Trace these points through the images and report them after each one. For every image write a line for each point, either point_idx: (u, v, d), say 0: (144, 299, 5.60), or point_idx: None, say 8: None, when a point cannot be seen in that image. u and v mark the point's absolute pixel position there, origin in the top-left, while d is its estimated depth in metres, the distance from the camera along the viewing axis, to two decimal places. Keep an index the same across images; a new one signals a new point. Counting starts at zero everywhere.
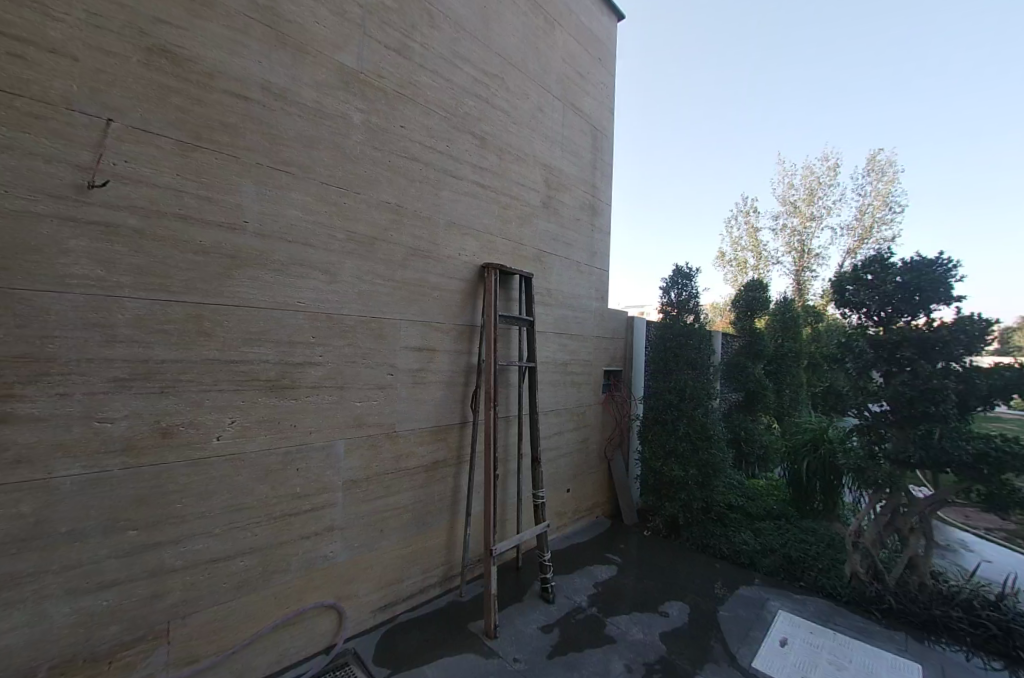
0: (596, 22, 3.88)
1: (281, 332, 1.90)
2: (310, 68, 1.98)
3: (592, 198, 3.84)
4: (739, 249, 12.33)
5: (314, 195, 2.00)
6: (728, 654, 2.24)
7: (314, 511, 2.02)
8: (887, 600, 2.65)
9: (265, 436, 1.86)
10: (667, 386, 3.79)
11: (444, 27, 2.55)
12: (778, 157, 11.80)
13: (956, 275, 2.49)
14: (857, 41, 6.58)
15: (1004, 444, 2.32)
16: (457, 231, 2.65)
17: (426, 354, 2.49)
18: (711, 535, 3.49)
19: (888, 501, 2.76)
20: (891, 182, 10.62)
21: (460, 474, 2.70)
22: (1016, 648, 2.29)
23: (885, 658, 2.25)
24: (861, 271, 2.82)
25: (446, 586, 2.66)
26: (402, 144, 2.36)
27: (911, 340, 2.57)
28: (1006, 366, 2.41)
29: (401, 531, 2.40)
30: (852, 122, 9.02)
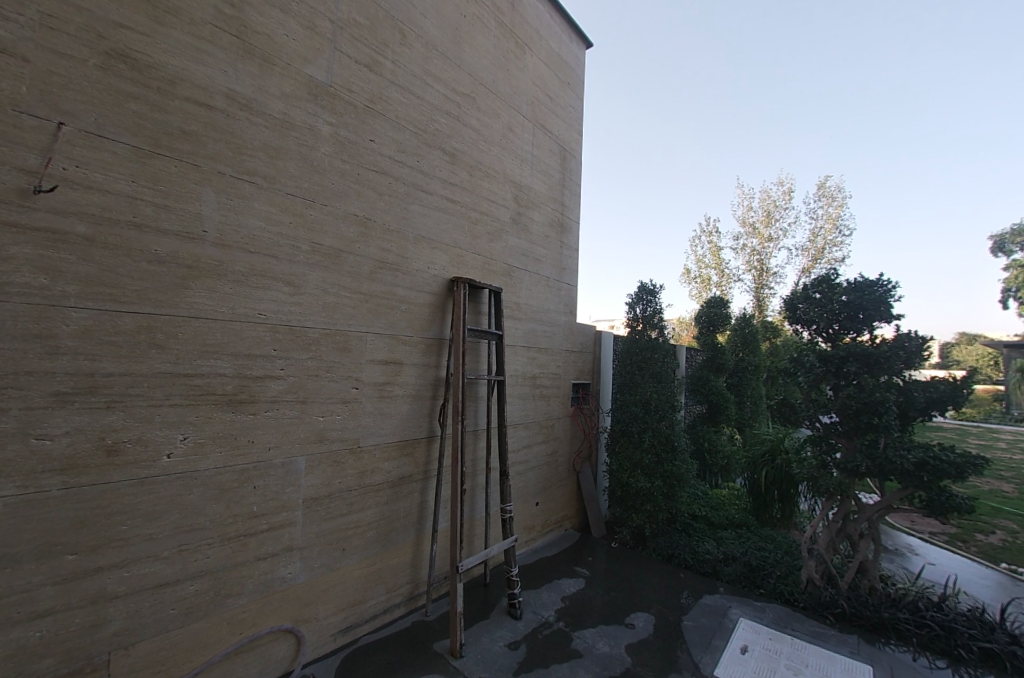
0: (565, 48, 4.05)
1: (240, 344, 1.85)
2: (277, 79, 1.98)
3: (560, 215, 3.94)
4: (704, 267, 12.81)
5: (278, 205, 1.98)
6: (692, 664, 2.27)
7: (272, 530, 1.95)
8: (840, 604, 2.75)
9: (220, 452, 1.78)
10: (633, 398, 3.87)
11: (415, 46, 2.60)
12: (738, 181, 12.44)
13: (895, 295, 2.69)
14: (809, 71, 7.03)
15: (942, 453, 2.47)
16: (426, 245, 2.66)
17: (393, 368, 2.47)
18: (677, 545, 3.54)
19: (839, 508, 2.88)
20: (841, 206, 11.42)
21: (426, 489, 2.66)
22: (957, 647, 2.43)
23: (839, 660, 2.34)
24: (810, 290, 2.99)
25: (410, 606, 2.59)
26: (371, 157, 2.37)
27: (856, 355, 2.73)
28: (941, 379, 2.61)
29: (364, 549, 2.33)
30: (806, 148, 9.67)
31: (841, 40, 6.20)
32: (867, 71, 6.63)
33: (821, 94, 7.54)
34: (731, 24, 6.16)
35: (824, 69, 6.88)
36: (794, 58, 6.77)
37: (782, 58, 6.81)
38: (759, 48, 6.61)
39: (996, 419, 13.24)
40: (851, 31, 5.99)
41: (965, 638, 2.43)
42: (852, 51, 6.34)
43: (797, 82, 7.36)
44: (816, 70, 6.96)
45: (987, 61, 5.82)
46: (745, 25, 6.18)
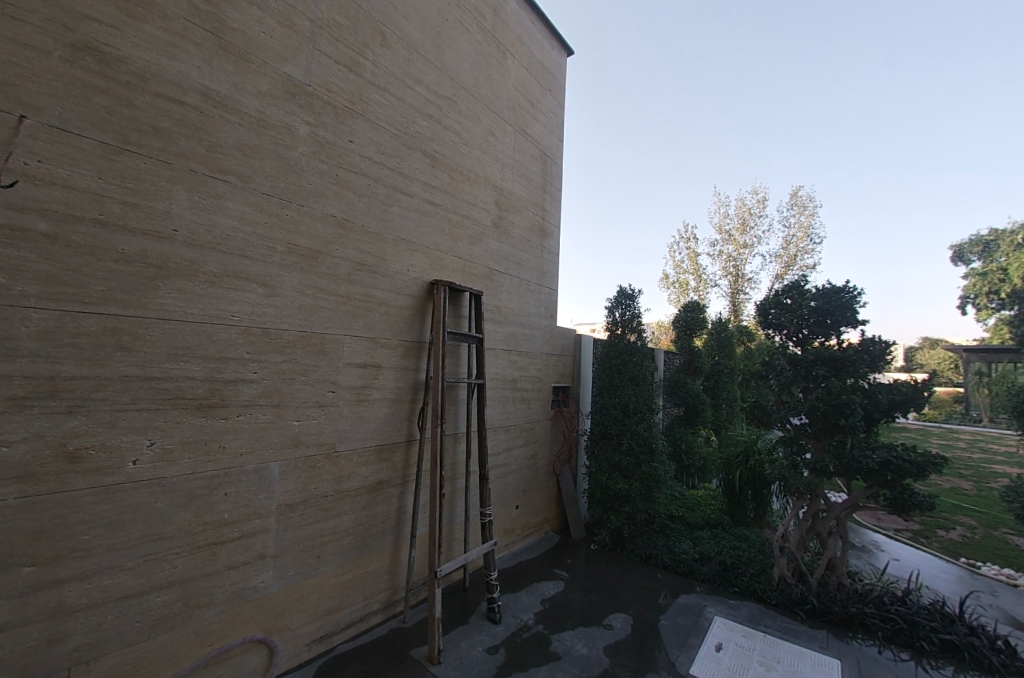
0: (546, 55, 4.09)
1: (211, 346, 1.80)
2: (253, 77, 1.94)
3: (541, 220, 3.97)
4: (682, 272, 13.07)
5: (253, 205, 1.94)
6: (669, 663, 2.30)
7: (244, 538, 1.90)
8: (810, 601, 2.83)
9: (189, 459, 1.73)
10: (612, 401, 3.91)
11: (396, 47, 2.59)
12: (715, 189, 12.75)
13: (860, 301, 2.80)
14: (782, 84, 7.26)
15: (904, 453, 2.58)
16: (406, 248, 2.65)
17: (371, 371, 2.44)
18: (654, 546, 3.59)
19: (809, 507, 2.98)
20: (812, 215, 11.83)
21: (404, 494, 2.63)
22: (919, 640, 2.53)
23: (810, 655, 2.40)
24: (781, 296, 3.09)
25: (388, 612, 2.55)
26: (350, 158, 2.35)
27: (824, 359, 2.83)
28: (903, 382, 2.73)
29: (340, 555, 2.29)
30: (779, 158, 9.99)
31: (813, 53, 6.42)
32: (837, 85, 6.86)
33: (793, 107, 7.81)
34: (709, 31, 6.30)
35: (796, 81, 7.11)
36: (768, 69, 6.98)
37: (757, 70, 7.01)
38: (736, 58, 6.80)
39: (955, 419, 13.91)
40: (822, 44, 6.20)
41: (926, 630, 2.54)
42: (823, 64, 6.55)
43: (771, 94, 7.58)
44: (789, 82, 7.19)
45: (948, 78, 6.09)
46: (722, 34, 6.34)
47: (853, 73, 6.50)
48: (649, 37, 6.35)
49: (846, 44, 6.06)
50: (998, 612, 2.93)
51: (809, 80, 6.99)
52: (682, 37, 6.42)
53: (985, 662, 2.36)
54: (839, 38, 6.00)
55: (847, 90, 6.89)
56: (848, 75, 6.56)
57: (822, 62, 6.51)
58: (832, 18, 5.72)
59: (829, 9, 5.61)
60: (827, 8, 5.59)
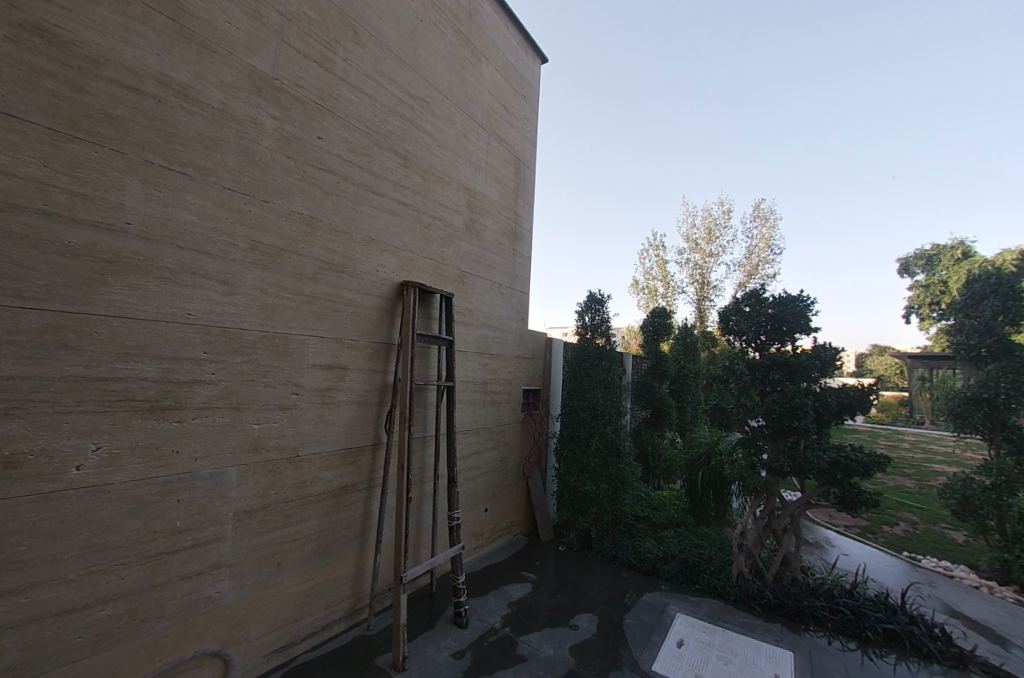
0: (520, 61, 4.14)
1: (165, 345, 1.72)
2: (216, 68, 1.87)
3: (513, 224, 4.00)
4: (651, 278, 13.42)
5: (213, 199, 1.87)
6: (633, 660, 2.35)
7: (198, 547, 1.81)
8: (766, 595, 2.96)
9: (139, 465, 1.64)
10: (581, 404, 3.97)
11: (368, 45, 2.56)
12: (683, 199, 13.18)
13: (813, 310, 2.95)
14: (746, 100, 7.60)
15: (852, 453, 2.74)
16: (375, 248, 2.61)
17: (336, 373, 2.39)
18: (620, 546, 3.66)
19: (766, 505, 3.11)
20: (773, 227, 12.41)
21: (370, 499, 2.59)
22: (865, 629, 2.68)
23: (765, 648, 2.51)
24: (741, 303, 3.23)
25: (351, 620, 2.50)
26: (319, 156, 2.30)
27: (780, 364, 2.97)
28: (851, 387, 2.90)
29: (302, 563, 2.23)
30: (743, 171, 10.43)
31: (779, 68, 6.69)
32: (798, 101, 7.18)
33: (756, 124, 8.18)
34: (680, 42, 6.54)
35: (761, 97, 7.40)
36: (736, 81, 7.23)
37: (726, 81, 7.26)
38: (708, 66, 7.02)
39: (900, 422, 14.88)
40: (785, 61, 6.51)
41: (872, 621, 2.70)
42: (788, 79, 6.82)
43: (738, 108, 7.88)
44: (753, 98, 7.49)
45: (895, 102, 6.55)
46: (696, 41, 6.52)
47: (812, 92, 6.87)
48: (624, 42, 6.46)
49: (811, 59, 6.31)
50: (936, 601, 3.15)
51: (773, 96, 7.28)
52: (657, 42, 6.55)
53: (923, 649, 2.52)
54: (805, 53, 6.26)
55: (808, 108, 7.21)
56: (811, 92, 6.85)
57: (783, 78, 6.86)
58: (800, 29, 5.94)
59: (789, 26, 5.95)
60: (788, 25, 5.93)
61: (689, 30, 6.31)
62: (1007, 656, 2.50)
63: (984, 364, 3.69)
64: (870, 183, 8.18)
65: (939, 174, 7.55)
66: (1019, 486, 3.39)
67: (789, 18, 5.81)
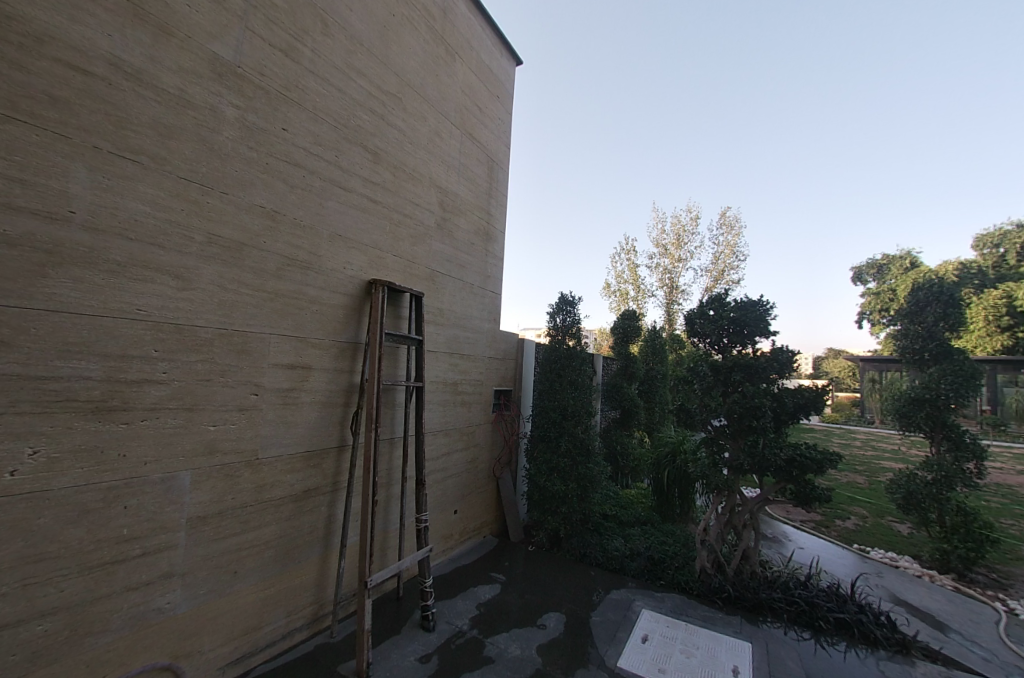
0: (495, 62, 4.14)
1: (111, 342, 1.61)
2: (173, 52, 1.78)
3: (486, 224, 3.99)
4: (623, 282, 13.68)
5: (168, 189, 1.78)
6: (599, 658, 2.38)
7: (147, 556, 1.71)
8: (727, 589, 3.07)
9: (81, 470, 1.54)
10: (552, 405, 3.99)
11: (338, 37, 2.50)
12: (654, 205, 13.52)
13: (771, 314, 3.09)
14: (715, 110, 7.89)
15: (806, 450, 2.89)
16: (342, 244, 2.55)
17: (299, 373, 2.31)
18: (588, 545, 3.71)
19: (727, 502, 3.23)
20: (738, 235, 12.90)
21: (334, 502, 2.52)
22: (817, 619, 2.82)
23: (726, 640, 2.59)
24: (705, 307, 3.33)
25: (313, 627, 2.42)
26: (284, 148, 2.23)
27: (740, 365, 3.09)
28: (806, 387, 3.02)
29: (261, 569, 2.15)
30: (711, 181, 10.80)
31: (749, 74, 6.89)
32: (765, 111, 7.44)
33: (723, 135, 8.51)
34: (655, 47, 6.75)
35: (730, 104, 7.63)
36: (708, 87, 7.42)
37: (697, 88, 7.49)
38: (679, 75, 7.25)
39: (853, 422, 15.70)
40: (752, 71, 6.84)
41: (824, 611, 2.84)
42: (759, 85, 7.03)
43: (707, 115, 8.11)
44: (722, 106, 7.72)
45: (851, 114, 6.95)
46: (670, 46, 6.73)
47: (776, 102, 7.22)
48: (601, 41, 6.51)
49: (783, 61, 6.51)
50: (882, 590, 3.34)
51: (741, 103, 7.52)
52: (635, 42, 6.60)
53: (871, 636, 2.67)
54: (775, 56, 6.46)
55: (774, 117, 7.48)
56: (780, 97, 7.07)
57: (749, 89, 7.17)
58: (773, 33, 6.13)
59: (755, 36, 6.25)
60: (754, 35, 6.23)
61: (665, 31, 6.44)
62: (945, 640, 2.68)
63: (926, 368, 3.95)
64: (833, 185, 8.53)
65: (891, 188, 7.98)
66: (956, 480, 3.66)
67: (763, 22, 5.98)
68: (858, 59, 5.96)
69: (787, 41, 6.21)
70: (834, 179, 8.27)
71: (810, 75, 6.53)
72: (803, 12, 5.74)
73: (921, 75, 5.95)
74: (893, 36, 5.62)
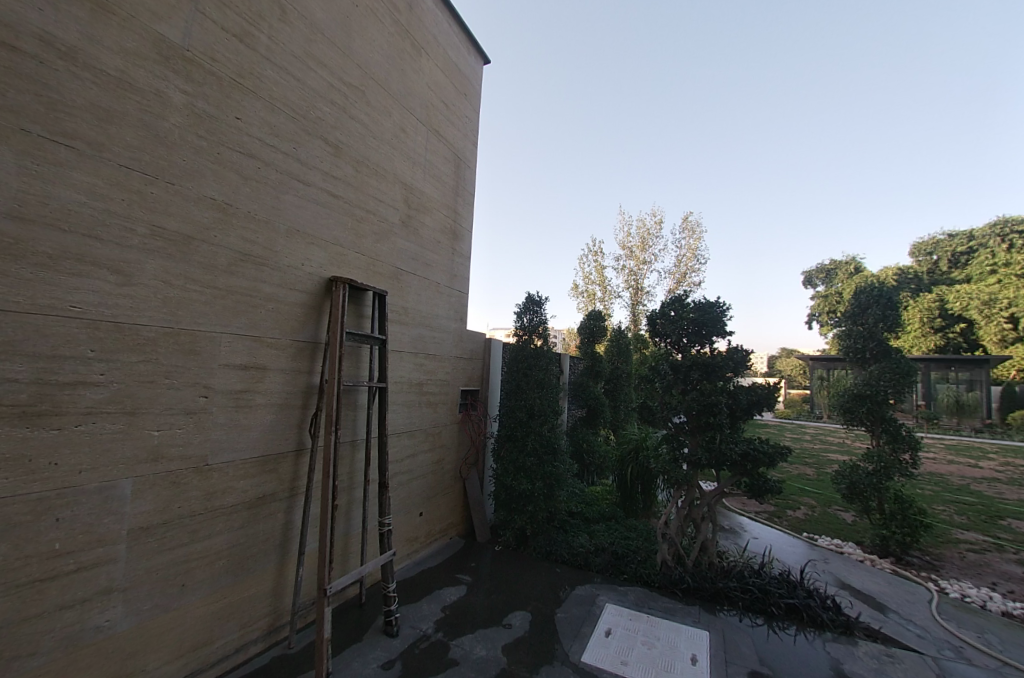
0: (462, 59, 4.11)
1: (41, 342, 1.49)
2: (114, 31, 1.67)
3: (453, 222, 3.96)
4: (590, 283, 13.92)
5: (107, 178, 1.66)
6: (563, 654, 2.40)
7: (84, 571, 1.59)
8: (686, 580, 3.18)
9: (5, 480, 1.41)
10: (518, 404, 4.00)
11: (297, 24, 2.41)
12: (620, 208, 13.82)
13: (727, 315, 3.22)
14: (679, 112, 8.20)
15: (759, 445, 3.04)
16: (301, 240, 2.46)
17: (253, 374, 2.21)
18: (554, 542, 3.75)
19: (687, 496, 3.35)
20: (699, 239, 13.41)
21: (292, 508, 2.43)
22: (770, 605, 2.96)
23: (684, 630, 2.68)
24: (666, 308, 3.43)
25: (269, 639, 2.33)
26: (237, 138, 2.12)
27: (698, 364, 3.21)
28: (760, 384, 3.18)
29: (212, 581, 2.04)
30: (675, 184, 11.19)
31: (718, 68, 7.12)
32: (726, 111, 7.81)
33: (686, 135, 8.87)
34: (624, 49, 6.92)
35: (693, 105, 7.95)
36: (672, 91, 7.70)
37: (663, 92, 7.75)
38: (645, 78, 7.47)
39: (804, 416, 16.62)
40: (714, 71, 7.15)
41: (776, 597, 2.99)
42: (728, 80, 7.27)
43: (672, 117, 8.39)
44: (687, 107, 8.02)
45: (804, 116, 7.41)
46: (637, 47, 6.91)
47: (737, 103, 7.58)
48: (574, 36, 6.56)
49: (747, 60, 6.80)
50: (829, 575, 3.56)
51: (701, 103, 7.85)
52: (606, 41, 6.70)
53: (818, 619, 2.83)
54: (735, 57, 6.81)
55: (738, 114, 7.78)
56: (740, 97, 7.44)
57: (712, 88, 7.49)
58: (735, 32, 6.41)
59: (719, 36, 6.55)
60: (717, 35, 6.54)
61: (633, 32, 6.63)
62: (884, 620, 2.88)
63: (867, 365, 4.23)
64: (788, 178, 9.06)
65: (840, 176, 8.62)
66: (893, 470, 3.95)
67: (724, 21, 6.28)
68: (810, 55, 6.45)
69: (746, 42, 6.53)
70: (789, 169, 8.81)
71: (766, 72, 6.93)
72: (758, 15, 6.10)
73: (870, 71, 6.37)
74: (855, 28, 5.92)
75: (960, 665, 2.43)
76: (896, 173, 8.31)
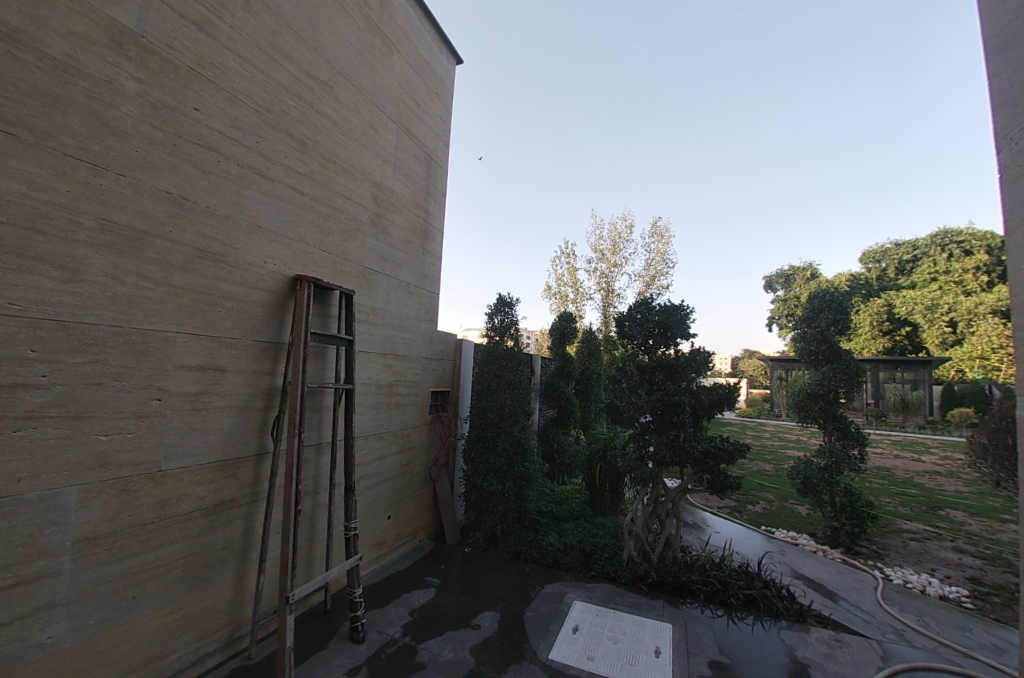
0: (434, 58, 4.08)
1: None
2: (60, 13, 1.57)
3: (423, 222, 3.92)
4: (562, 284, 14.08)
5: (51, 168, 1.56)
6: (531, 652, 2.43)
7: (21, 586, 1.50)
8: (651, 575, 3.27)
9: None
10: (489, 405, 4.00)
11: (261, 15, 2.34)
12: (592, 211, 14.05)
13: (691, 317, 3.34)
14: (649, 118, 8.43)
15: (720, 443, 3.17)
16: (264, 237, 2.38)
17: (210, 376, 2.12)
18: (524, 542, 3.78)
19: (652, 493, 3.44)
20: (668, 243, 13.81)
21: (253, 513, 2.35)
22: (729, 597, 3.09)
23: (649, 624, 2.75)
24: (633, 311, 3.52)
25: (228, 649, 2.24)
26: (197, 130, 2.04)
27: (664, 365, 3.31)
28: (721, 385, 3.31)
29: (165, 592, 1.95)
30: (644, 188, 11.48)
31: (686, 77, 7.36)
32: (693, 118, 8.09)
33: (655, 141, 9.11)
34: (595, 54, 7.05)
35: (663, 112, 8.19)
36: (643, 95, 7.89)
37: (633, 97, 7.95)
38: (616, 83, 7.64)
39: (765, 414, 17.39)
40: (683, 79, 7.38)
41: (735, 589, 3.12)
42: (696, 88, 7.51)
43: (643, 123, 8.61)
44: (656, 112, 8.25)
45: (764, 126, 7.77)
46: (608, 55, 7.07)
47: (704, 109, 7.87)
48: (549, 36, 6.60)
49: (714, 69, 7.04)
50: (784, 566, 3.75)
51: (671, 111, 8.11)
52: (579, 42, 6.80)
53: (773, 608, 2.98)
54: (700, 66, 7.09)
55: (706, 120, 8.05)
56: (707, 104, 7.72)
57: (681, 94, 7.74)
58: (702, 42, 6.66)
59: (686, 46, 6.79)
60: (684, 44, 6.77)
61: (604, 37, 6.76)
62: (834, 607, 3.06)
63: (820, 365, 4.46)
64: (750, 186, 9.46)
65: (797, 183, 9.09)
66: (843, 465, 4.17)
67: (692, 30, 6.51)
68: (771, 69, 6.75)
69: (712, 54, 6.79)
70: (751, 178, 9.21)
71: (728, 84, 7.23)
72: (722, 29, 6.34)
73: (826, 85, 6.75)
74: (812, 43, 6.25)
75: (901, 646, 2.61)
76: (848, 182, 8.82)
